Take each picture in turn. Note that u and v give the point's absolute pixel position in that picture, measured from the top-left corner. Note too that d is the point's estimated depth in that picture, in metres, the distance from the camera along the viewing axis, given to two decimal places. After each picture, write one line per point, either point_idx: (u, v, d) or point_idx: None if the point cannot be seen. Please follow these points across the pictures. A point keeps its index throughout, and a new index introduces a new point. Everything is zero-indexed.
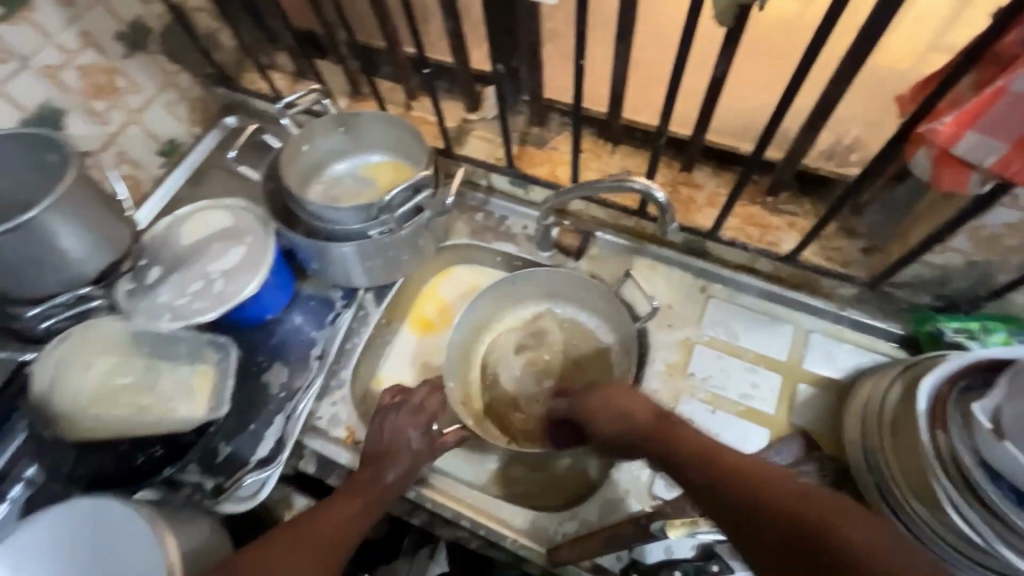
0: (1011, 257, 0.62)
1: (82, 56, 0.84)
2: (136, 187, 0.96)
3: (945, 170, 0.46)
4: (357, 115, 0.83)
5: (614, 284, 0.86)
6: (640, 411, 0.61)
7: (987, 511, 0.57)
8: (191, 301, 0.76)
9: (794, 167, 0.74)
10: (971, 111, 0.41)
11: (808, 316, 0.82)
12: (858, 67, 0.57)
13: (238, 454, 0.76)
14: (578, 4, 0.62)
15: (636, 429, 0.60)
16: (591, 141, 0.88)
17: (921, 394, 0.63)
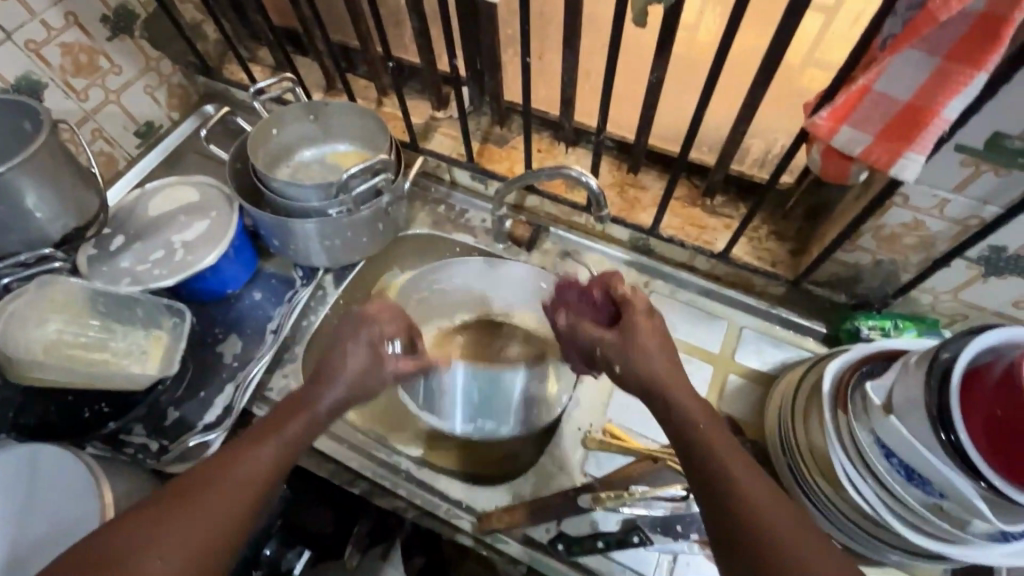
0: (910, 255, 0.68)
1: (66, 34, 0.88)
2: (110, 163, 1.01)
3: (830, 161, 0.52)
4: (326, 104, 0.87)
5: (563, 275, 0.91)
6: (666, 357, 0.60)
7: (877, 483, 0.62)
8: (151, 268, 0.80)
9: (725, 170, 0.81)
10: (843, 107, 0.47)
11: (740, 312, 0.87)
12: (769, 76, 0.63)
13: (186, 417, 0.78)
14: (525, 9, 0.68)
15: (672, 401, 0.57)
16: (547, 142, 0.94)
17: (825, 379, 0.68)
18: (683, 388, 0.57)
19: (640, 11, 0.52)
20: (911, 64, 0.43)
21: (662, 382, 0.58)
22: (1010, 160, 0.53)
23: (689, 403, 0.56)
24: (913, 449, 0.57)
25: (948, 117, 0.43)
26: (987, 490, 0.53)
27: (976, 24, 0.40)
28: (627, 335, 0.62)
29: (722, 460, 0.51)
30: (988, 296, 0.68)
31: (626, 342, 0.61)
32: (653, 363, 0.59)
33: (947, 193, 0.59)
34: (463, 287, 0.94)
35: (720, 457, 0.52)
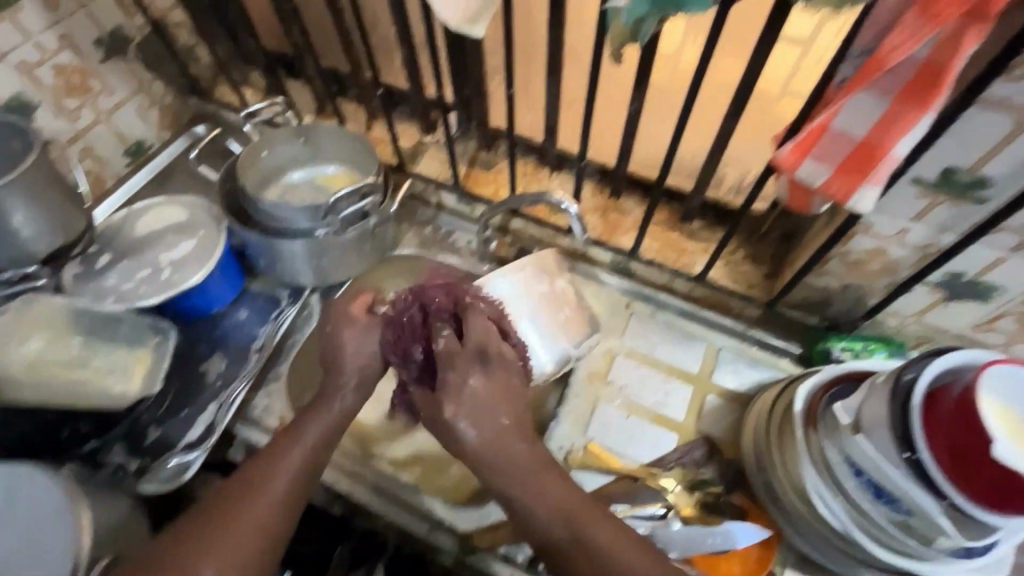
0: (875, 280, 0.71)
1: (60, 56, 0.89)
2: (98, 181, 1.01)
3: (796, 191, 0.55)
4: (315, 127, 0.89)
5: None
6: (502, 416, 0.58)
7: (848, 501, 0.64)
8: (137, 286, 0.81)
9: (701, 197, 0.84)
10: (806, 141, 0.50)
11: (720, 333, 0.89)
12: (737, 111, 0.67)
13: (167, 436, 0.78)
14: (510, 42, 0.72)
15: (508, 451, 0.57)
16: (532, 167, 0.97)
17: (797, 398, 0.71)
18: (511, 442, 0.57)
19: (619, 45, 0.52)
20: (865, 104, 0.46)
21: (502, 458, 0.57)
22: (961, 193, 0.56)
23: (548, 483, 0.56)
24: (881, 467, 0.60)
25: (898, 154, 0.47)
26: (948, 506, 0.56)
27: (920, 71, 0.43)
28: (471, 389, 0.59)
29: (586, 525, 0.54)
30: (950, 319, 0.71)
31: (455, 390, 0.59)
32: (484, 431, 0.57)
33: (907, 221, 0.62)
34: None
35: (580, 524, 0.54)
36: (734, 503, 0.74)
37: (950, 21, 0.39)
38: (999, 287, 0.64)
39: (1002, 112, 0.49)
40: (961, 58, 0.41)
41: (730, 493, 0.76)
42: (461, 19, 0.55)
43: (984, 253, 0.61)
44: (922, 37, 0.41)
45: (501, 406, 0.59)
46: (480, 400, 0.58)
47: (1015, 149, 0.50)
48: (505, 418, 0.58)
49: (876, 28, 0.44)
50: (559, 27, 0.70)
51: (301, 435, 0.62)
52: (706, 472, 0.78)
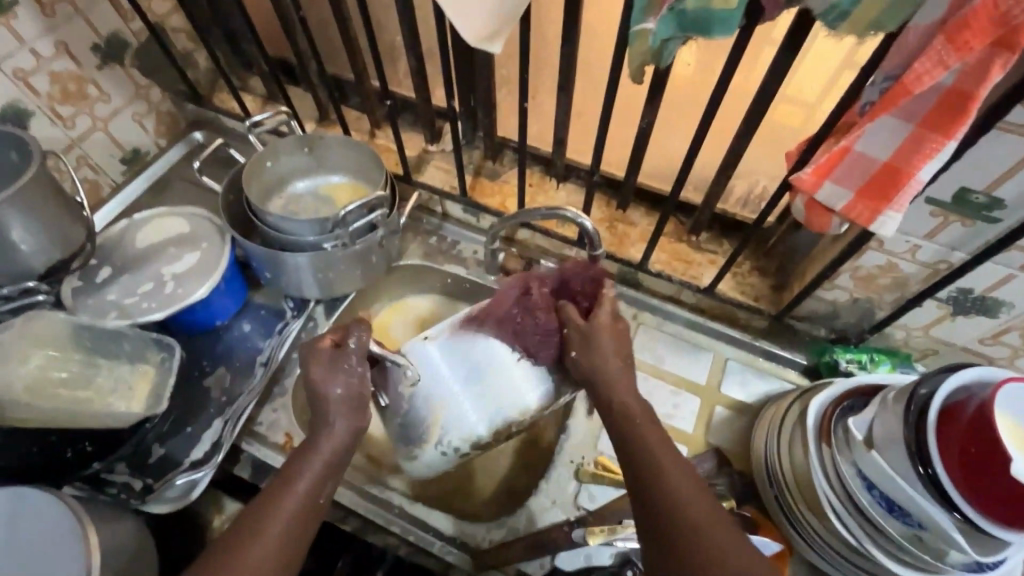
0: (886, 294, 0.72)
1: (56, 63, 0.87)
2: (94, 190, 1.00)
3: (813, 212, 0.55)
4: (320, 138, 0.87)
5: None
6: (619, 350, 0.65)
7: (861, 516, 0.64)
8: (140, 301, 0.79)
9: (711, 209, 0.84)
10: (827, 164, 0.51)
11: (726, 344, 0.90)
12: (752, 128, 0.67)
13: (172, 455, 0.77)
14: (524, 57, 0.71)
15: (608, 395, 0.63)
16: (539, 177, 0.96)
17: (810, 412, 0.71)
18: (624, 389, 0.63)
19: (637, 68, 0.51)
20: (888, 129, 0.47)
21: (606, 373, 0.63)
22: (974, 213, 0.57)
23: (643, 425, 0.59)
24: (894, 482, 0.60)
25: (921, 179, 0.47)
26: (961, 521, 0.56)
27: (945, 98, 0.44)
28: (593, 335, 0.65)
29: (653, 454, 0.57)
30: (956, 333, 0.72)
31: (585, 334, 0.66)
32: (599, 366, 0.64)
33: (918, 239, 0.63)
34: None
35: (658, 467, 0.55)
36: (745, 515, 0.74)
37: (977, 50, 0.40)
38: (1006, 303, 0.65)
39: (1018, 136, 0.50)
40: (988, 86, 0.41)
41: (741, 506, 0.77)
42: (479, 36, 0.54)
43: (994, 271, 0.62)
44: (949, 65, 0.41)
45: (622, 361, 0.64)
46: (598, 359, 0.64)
47: None
48: (623, 368, 0.64)
49: (902, 55, 0.45)
50: (574, 42, 0.69)
51: (297, 481, 0.58)
52: (718, 485, 0.78)
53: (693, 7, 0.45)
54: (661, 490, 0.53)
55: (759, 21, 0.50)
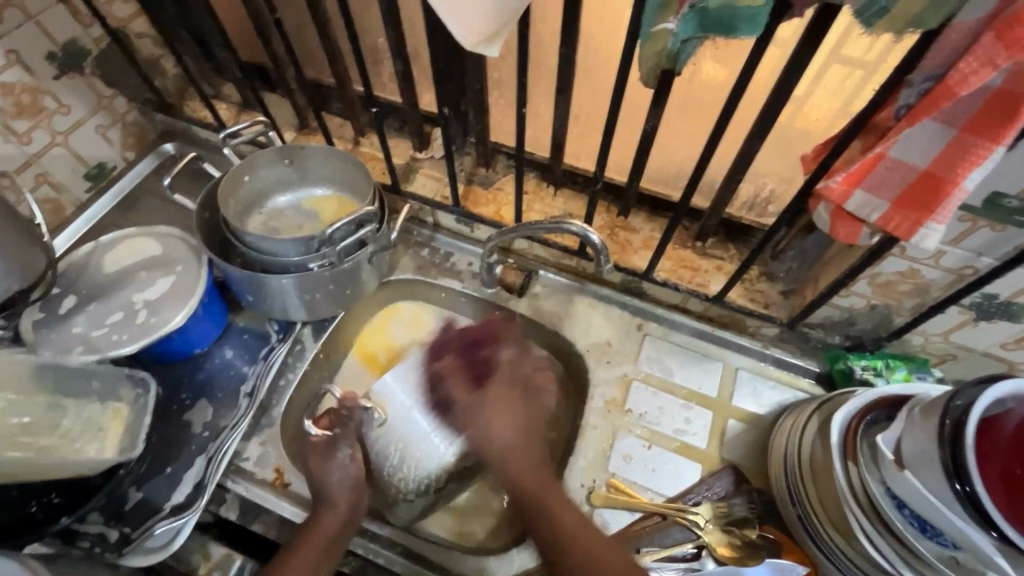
0: (905, 300, 0.69)
1: (7, 74, 0.79)
2: (56, 210, 0.92)
3: (840, 222, 0.52)
4: (302, 148, 0.81)
5: (555, 322, 0.88)
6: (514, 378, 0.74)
7: (894, 539, 0.61)
8: (108, 333, 0.72)
9: (718, 214, 0.81)
10: (859, 172, 0.47)
11: (736, 353, 0.86)
12: (766, 130, 0.63)
13: (150, 499, 0.71)
14: (520, 60, 0.66)
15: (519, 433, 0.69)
16: (535, 184, 0.92)
17: (832, 428, 0.67)
18: (516, 451, 0.67)
19: (650, 69, 0.48)
20: (927, 134, 0.43)
21: (512, 450, 0.67)
22: (1006, 218, 0.54)
23: (528, 480, 0.65)
24: (929, 503, 0.56)
25: (965, 188, 0.43)
26: (999, 542, 0.53)
27: (992, 99, 0.40)
28: (483, 406, 0.71)
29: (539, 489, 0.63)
30: (979, 338, 0.69)
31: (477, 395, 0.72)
32: (496, 443, 0.68)
33: (943, 244, 0.60)
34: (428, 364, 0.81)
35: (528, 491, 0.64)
36: (770, 538, 0.70)
37: None
38: None
39: None
40: None
41: (763, 525, 0.73)
42: (478, 40, 0.49)
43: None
44: (1000, 63, 0.37)
45: (520, 420, 0.70)
46: (494, 436, 0.68)
47: None
48: (518, 438, 0.69)
49: (944, 53, 0.41)
50: (574, 43, 0.64)
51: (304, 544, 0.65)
52: (737, 506, 0.74)
53: (717, 5, 0.40)
54: (537, 515, 0.62)
55: (786, 15, 0.46)
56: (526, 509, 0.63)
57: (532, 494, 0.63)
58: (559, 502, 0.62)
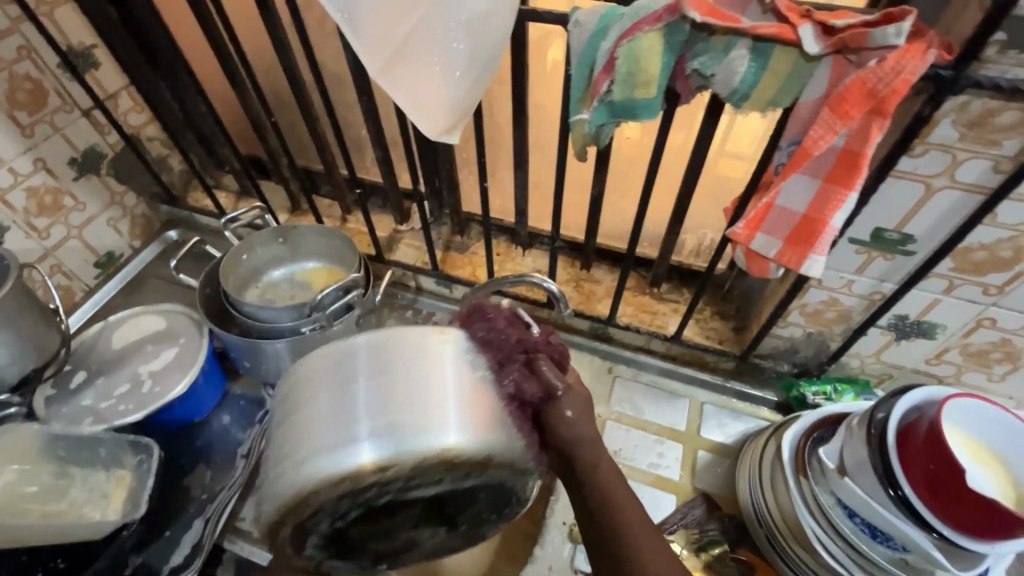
0: (834, 326, 0.78)
1: (33, 179, 0.90)
2: (67, 296, 1.01)
3: (753, 261, 0.61)
4: (295, 229, 0.92)
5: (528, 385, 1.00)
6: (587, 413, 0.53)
7: (847, 544, 0.66)
8: (116, 404, 0.79)
9: (667, 262, 0.91)
10: (756, 219, 0.57)
11: (700, 388, 0.94)
12: (691, 188, 0.75)
13: (150, 563, 0.74)
14: (478, 144, 0.78)
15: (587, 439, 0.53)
16: (505, 246, 1.03)
17: (784, 448, 0.74)
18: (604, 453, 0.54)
19: (580, 149, 0.59)
20: (800, 184, 0.54)
21: (592, 437, 0.53)
22: (893, 248, 0.64)
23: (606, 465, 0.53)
24: (870, 508, 0.62)
25: (836, 225, 0.54)
26: (938, 539, 0.59)
27: (841, 154, 0.51)
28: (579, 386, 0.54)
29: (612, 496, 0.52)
30: (905, 356, 0.78)
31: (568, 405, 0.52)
32: (581, 431, 0.52)
33: (851, 274, 0.70)
34: (383, 339, 0.48)
35: (608, 501, 0.52)
36: (740, 559, 0.76)
37: (857, 117, 0.48)
38: (940, 325, 0.71)
39: (912, 181, 0.57)
40: (872, 145, 0.49)
41: (736, 550, 0.78)
42: (440, 131, 0.61)
43: (922, 297, 0.68)
44: (838, 130, 0.49)
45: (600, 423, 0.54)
46: (578, 422, 0.52)
47: (928, 208, 0.59)
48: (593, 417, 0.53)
49: (800, 124, 0.52)
50: (524, 127, 0.76)
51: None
52: (710, 531, 0.79)
53: (620, 98, 0.52)
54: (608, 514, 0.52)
55: (679, 103, 0.58)
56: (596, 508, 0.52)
57: (598, 479, 0.53)
58: (630, 503, 0.52)
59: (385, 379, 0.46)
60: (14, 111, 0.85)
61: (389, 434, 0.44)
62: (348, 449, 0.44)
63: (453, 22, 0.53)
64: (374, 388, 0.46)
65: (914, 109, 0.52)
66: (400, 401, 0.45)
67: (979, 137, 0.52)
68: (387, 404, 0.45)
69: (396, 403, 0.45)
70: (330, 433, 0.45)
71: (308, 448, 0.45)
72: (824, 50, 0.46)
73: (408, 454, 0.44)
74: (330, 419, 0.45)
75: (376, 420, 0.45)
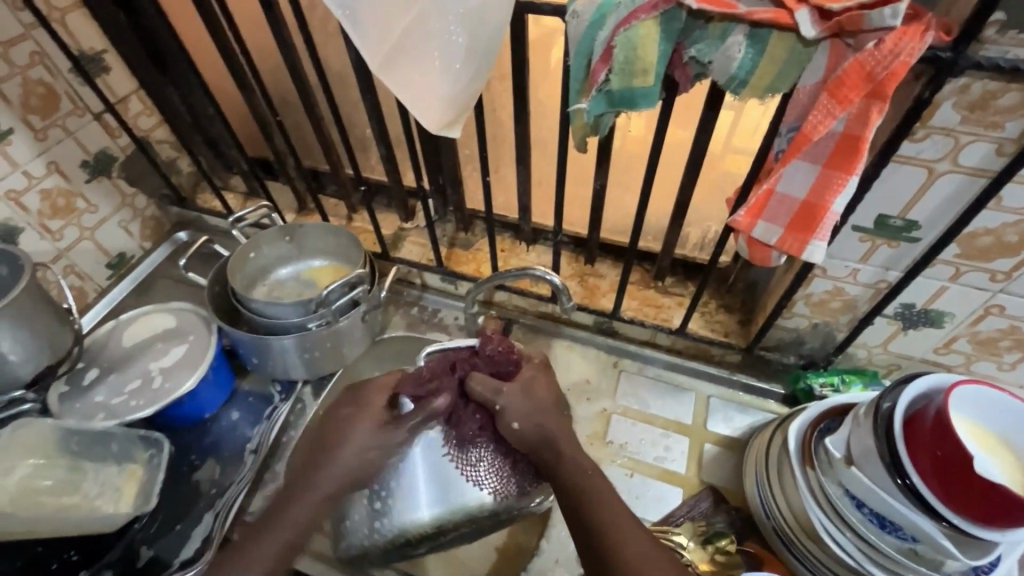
0: (839, 316, 0.77)
1: (46, 182, 0.92)
2: (80, 296, 1.03)
3: (756, 250, 0.61)
4: (301, 227, 0.93)
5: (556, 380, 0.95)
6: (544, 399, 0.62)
7: (855, 535, 0.66)
8: (127, 400, 0.81)
9: (670, 255, 0.91)
10: (757, 205, 0.57)
11: (706, 381, 0.93)
12: (693, 179, 0.75)
13: (160, 556, 0.76)
14: (480, 139, 0.79)
15: (550, 435, 0.60)
16: (509, 243, 1.02)
17: (790, 439, 0.73)
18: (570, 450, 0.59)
19: (579, 140, 0.59)
20: (800, 170, 0.53)
21: (554, 434, 0.60)
22: (897, 235, 0.64)
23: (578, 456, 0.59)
24: (877, 497, 0.62)
25: (836, 211, 0.53)
26: (947, 527, 0.58)
27: (841, 138, 0.51)
28: (523, 390, 0.62)
29: (589, 489, 0.56)
30: (912, 346, 0.77)
31: (518, 398, 0.61)
32: (536, 431, 0.60)
33: (856, 262, 0.69)
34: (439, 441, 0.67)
35: (583, 495, 0.56)
36: (748, 552, 0.74)
37: (855, 101, 0.48)
38: (947, 313, 0.70)
39: (915, 166, 0.57)
40: (871, 129, 0.49)
41: (744, 542, 0.77)
42: (440, 125, 0.61)
43: (928, 285, 0.68)
44: (837, 114, 0.48)
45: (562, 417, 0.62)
46: (528, 427, 0.60)
47: (931, 193, 0.59)
48: (555, 410, 0.62)
49: (798, 110, 0.52)
50: (525, 122, 0.77)
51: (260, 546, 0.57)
52: (717, 523, 0.79)
53: (618, 88, 0.52)
54: (588, 507, 0.55)
55: (678, 92, 0.58)
56: (574, 505, 0.56)
57: (569, 474, 0.58)
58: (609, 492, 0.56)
59: (446, 473, 0.67)
60: (27, 116, 0.87)
61: (441, 504, 0.69)
62: (417, 510, 0.69)
63: (451, 16, 0.54)
64: (437, 477, 0.68)
65: (914, 92, 0.52)
66: (454, 485, 0.68)
67: (981, 119, 0.51)
68: (439, 483, 0.68)
69: (446, 484, 0.68)
70: (403, 500, 0.69)
71: (389, 509, 0.69)
72: (820, 35, 0.46)
73: (452, 513, 0.70)
74: (404, 491, 0.68)
75: (434, 495, 0.69)
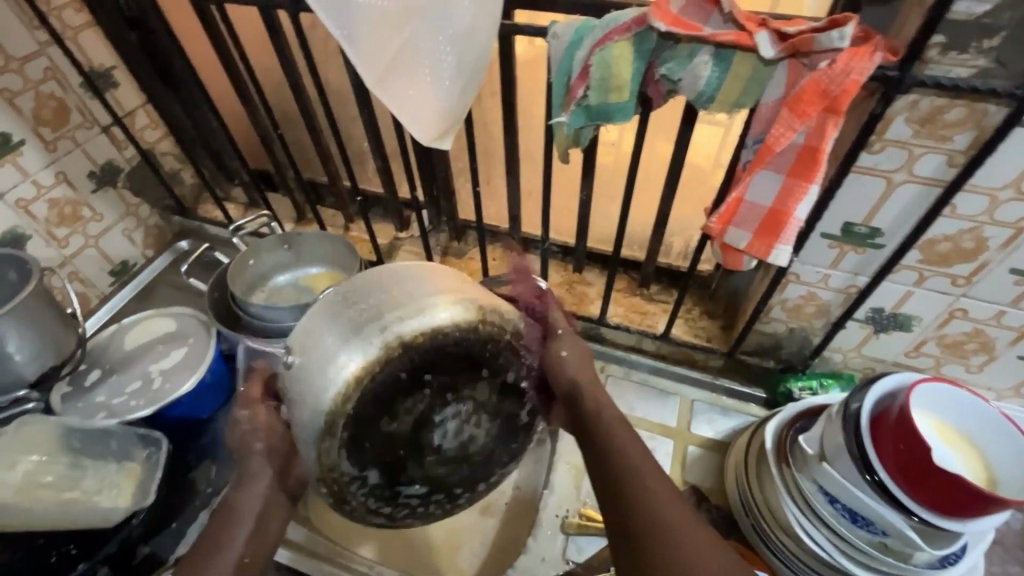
0: (814, 321, 0.81)
1: (54, 191, 0.96)
2: (84, 302, 1.06)
3: (728, 254, 0.65)
4: (299, 234, 0.96)
5: None
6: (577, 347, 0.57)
7: (827, 530, 0.68)
8: (127, 400, 0.84)
9: (654, 263, 0.94)
10: (728, 213, 0.61)
11: (690, 386, 0.96)
12: (674, 189, 0.78)
13: (157, 554, 0.78)
14: (471, 152, 0.82)
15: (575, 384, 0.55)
16: (500, 251, 1.06)
17: (767, 438, 0.77)
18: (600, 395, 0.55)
19: (561, 152, 0.63)
20: (765, 179, 0.57)
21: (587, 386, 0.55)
22: (862, 242, 0.67)
23: (603, 407, 0.54)
24: (848, 492, 0.64)
25: (799, 217, 0.57)
26: (914, 520, 0.61)
27: (802, 150, 0.55)
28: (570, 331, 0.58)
29: (616, 440, 0.51)
30: (884, 349, 0.80)
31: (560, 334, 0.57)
32: (576, 371, 0.56)
33: (827, 268, 0.73)
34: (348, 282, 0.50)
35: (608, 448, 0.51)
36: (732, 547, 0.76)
37: (813, 115, 0.52)
38: (915, 317, 0.74)
39: (874, 177, 0.61)
40: (828, 141, 0.53)
41: (725, 540, 0.79)
42: (432, 137, 0.66)
43: (894, 289, 0.71)
44: (797, 128, 0.52)
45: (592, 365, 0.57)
46: (570, 363, 0.56)
47: (891, 202, 0.62)
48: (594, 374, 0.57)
49: (762, 123, 0.56)
50: (514, 135, 0.80)
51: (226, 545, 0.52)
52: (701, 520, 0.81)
53: (596, 102, 0.57)
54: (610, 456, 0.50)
55: (652, 107, 0.62)
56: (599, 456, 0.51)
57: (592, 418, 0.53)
58: (633, 442, 0.51)
59: (353, 311, 0.48)
60: (38, 127, 0.91)
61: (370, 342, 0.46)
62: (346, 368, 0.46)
63: (440, 38, 0.59)
64: (341, 323, 0.47)
65: (868, 107, 0.56)
66: (371, 311, 0.47)
67: (931, 132, 0.55)
68: (364, 319, 0.47)
69: (372, 311, 0.47)
70: (320, 378, 0.46)
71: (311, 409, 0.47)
72: (778, 55, 0.50)
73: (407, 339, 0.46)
74: (317, 355, 0.47)
75: (355, 338, 0.47)
